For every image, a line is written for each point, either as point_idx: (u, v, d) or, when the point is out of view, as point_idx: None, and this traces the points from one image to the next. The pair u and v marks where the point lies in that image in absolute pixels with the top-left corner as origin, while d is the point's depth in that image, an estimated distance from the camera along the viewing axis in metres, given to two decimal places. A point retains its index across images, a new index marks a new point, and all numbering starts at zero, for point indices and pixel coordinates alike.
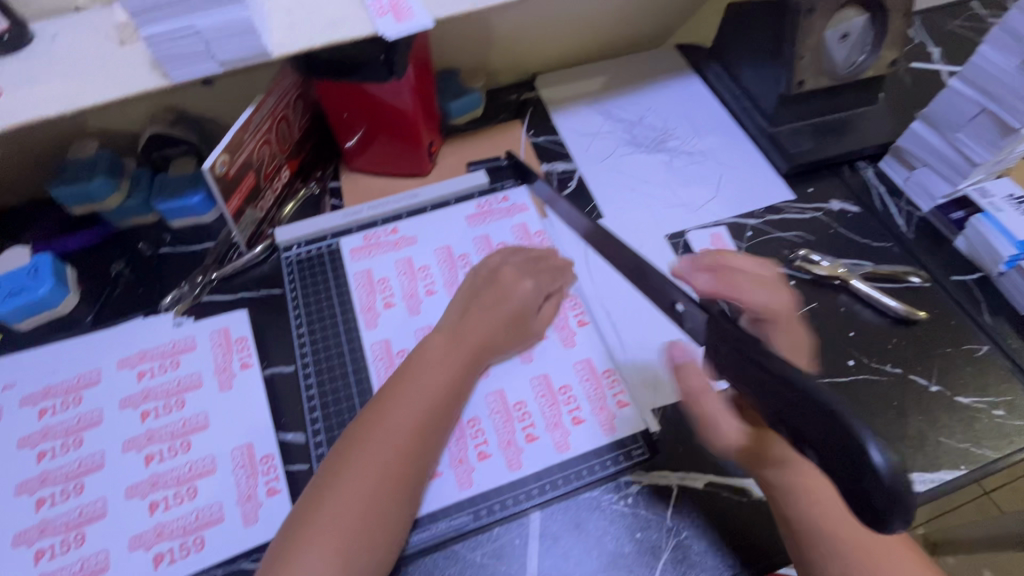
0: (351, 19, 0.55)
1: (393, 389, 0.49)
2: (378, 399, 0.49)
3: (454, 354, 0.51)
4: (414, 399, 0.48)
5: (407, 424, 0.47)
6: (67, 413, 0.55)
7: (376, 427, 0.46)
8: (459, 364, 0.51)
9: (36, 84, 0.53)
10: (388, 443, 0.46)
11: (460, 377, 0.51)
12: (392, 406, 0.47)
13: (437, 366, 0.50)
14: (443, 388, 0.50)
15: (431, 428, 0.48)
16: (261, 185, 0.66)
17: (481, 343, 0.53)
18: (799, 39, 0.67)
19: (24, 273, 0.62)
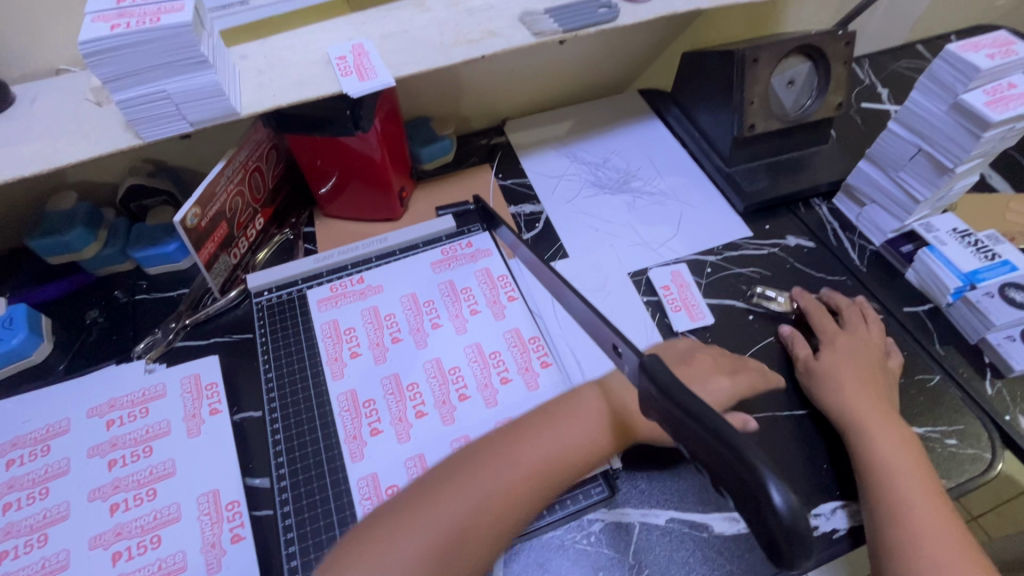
0: (318, 79, 0.58)
1: (458, 475, 0.49)
2: (445, 479, 0.49)
3: (533, 460, 0.50)
4: (479, 492, 0.47)
5: (490, 489, 0.48)
6: (34, 463, 0.55)
7: (428, 505, 0.47)
8: (564, 450, 0.51)
9: (14, 145, 0.55)
10: (439, 526, 0.45)
11: (537, 486, 0.49)
12: (472, 476, 0.48)
13: (514, 464, 0.49)
14: (513, 489, 0.48)
15: (489, 531, 0.46)
16: (234, 234, 0.68)
17: (568, 446, 0.51)
18: (747, 87, 0.72)
19: (0, 324, 0.63)
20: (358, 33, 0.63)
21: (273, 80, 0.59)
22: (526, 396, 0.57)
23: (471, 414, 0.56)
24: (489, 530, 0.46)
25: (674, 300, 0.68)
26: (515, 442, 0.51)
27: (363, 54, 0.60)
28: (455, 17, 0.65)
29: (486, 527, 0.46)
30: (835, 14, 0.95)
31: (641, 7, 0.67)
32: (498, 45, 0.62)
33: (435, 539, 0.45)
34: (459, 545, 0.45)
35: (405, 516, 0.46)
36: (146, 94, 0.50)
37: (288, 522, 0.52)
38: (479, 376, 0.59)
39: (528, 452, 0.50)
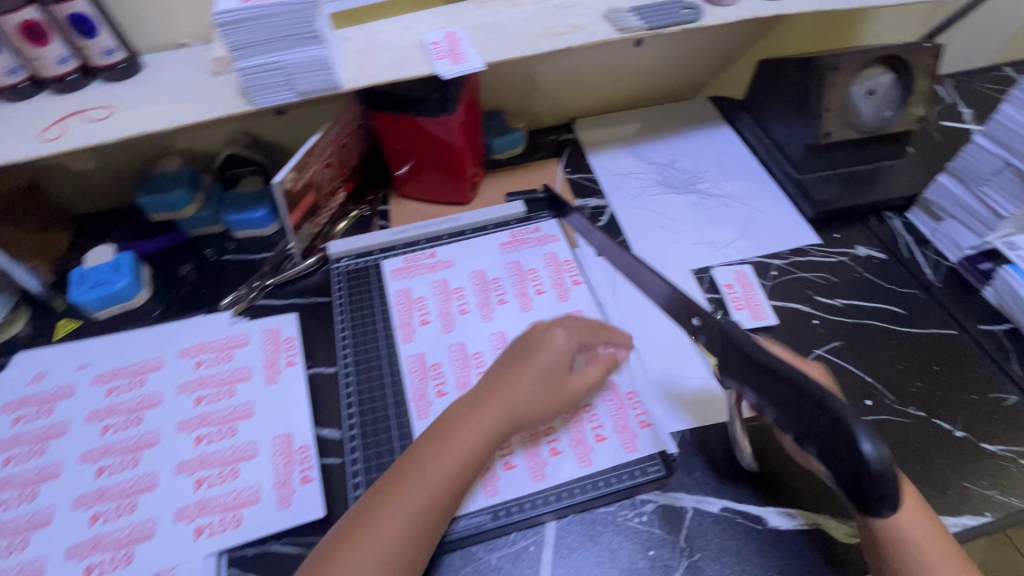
0: (415, 61, 0.62)
1: (432, 439, 0.48)
2: (421, 445, 0.48)
3: (506, 408, 0.51)
4: (456, 454, 0.48)
5: (435, 481, 0.46)
6: (131, 393, 0.60)
7: (413, 475, 0.46)
8: (489, 425, 0.50)
9: (142, 105, 0.61)
10: (425, 494, 0.45)
11: (505, 432, 0.51)
12: (419, 470, 0.46)
13: (487, 416, 0.50)
14: (484, 440, 0.49)
15: (465, 480, 0.48)
16: (319, 204, 0.73)
17: (539, 391, 0.53)
18: (824, 94, 0.72)
19: (108, 268, 0.69)
20: (452, 22, 0.67)
21: (371, 60, 0.63)
22: None
23: None
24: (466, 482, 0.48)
25: (737, 298, 0.69)
26: (486, 396, 0.51)
27: (455, 41, 0.64)
28: (542, 11, 0.68)
29: (463, 480, 0.48)
30: (919, 30, 0.93)
31: (723, 10, 0.68)
32: (583, 38, 0.65)
33: (423, 506, 0.45)
34: (445, 501, 0.46)
35: (392, 491, 0.45)
36: (263, 63, 0.55)
37: (356, 468, 0.55)
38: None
39: (496, 403, 0.51)
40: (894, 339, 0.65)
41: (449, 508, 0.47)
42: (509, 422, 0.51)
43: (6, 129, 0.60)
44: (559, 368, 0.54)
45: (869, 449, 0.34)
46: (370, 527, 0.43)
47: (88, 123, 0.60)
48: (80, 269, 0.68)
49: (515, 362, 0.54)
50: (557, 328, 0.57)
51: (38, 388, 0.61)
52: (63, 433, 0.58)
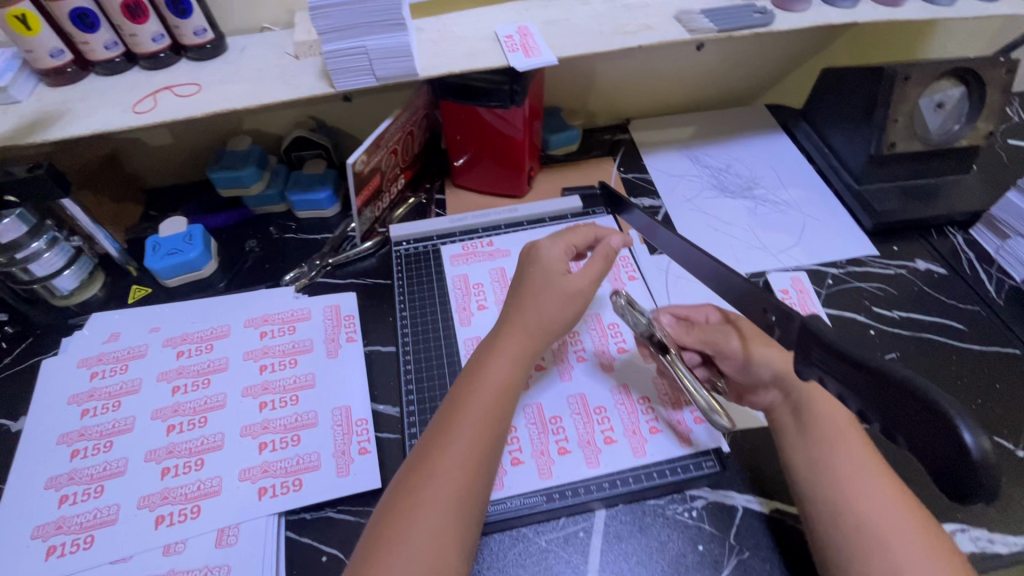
0: (488, 53, 0.64)
1: (468, 376, 0.49)
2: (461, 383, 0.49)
3: (525, 329, 0.51)
4: (492, 381, 0.48)
5: (484, 402, 0.47)
6: (199, 357, 0.63)
7: (464, 400, 0.47)
8: (517, 343, 0.50)
9: (227, 84, 0.64)
10: (475, 424, 0.46)
11: (533, 352, 0.51)
12: (467, 400, 0.47)
13: (513, 339, 0.51)
14: (513, 363, 0.50)
15: (509, 405, 0.48)
16: (382, 188, 0.75)
17: (551, 302, 0.53)
18: (892, 104, 0.71)
19: (181, 238, 0.72)
20: (523, 17, 0.69)
21: (445, 50, 0.65)
22: (642, 367, 0.61)
23: (588, 377, 0.60)
24: (509, 404, 0.48)
25: (793, 304, 0.68)
26: (507, 325, 0.52)
27: (528, 35, 0.65)
28: (613, 10, 0.69)
29: (507, 404, 0.48)
30: (989, 46, 0.92)
31: (793, 16, 0.69)
32: (653, 37, 0.65)
33: (476, 434, 0.45)
34: (496, 429, 0.46)
35: (444, 429, 0.45)
36: (348, 48, 0.57)
37: (414, 443, 0.57)
38: (596, 341, 0.63)
39: (517, 325, 0.52)
40: (954, 354, 0.64)
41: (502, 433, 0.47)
42: (532, 341, 0.51)
43: (101, 100, 0.63)
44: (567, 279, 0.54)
45: (969, 440, 0.31)
46: (431, 464, 0.43)
47: (177, 98, 0.63)
48: (155, 238, 0.71)
49: (527, 288, 0.54)
50: (559, 247, 0.57)
51: (113, 347, 0.64)
52: (136, 391, 0.60)
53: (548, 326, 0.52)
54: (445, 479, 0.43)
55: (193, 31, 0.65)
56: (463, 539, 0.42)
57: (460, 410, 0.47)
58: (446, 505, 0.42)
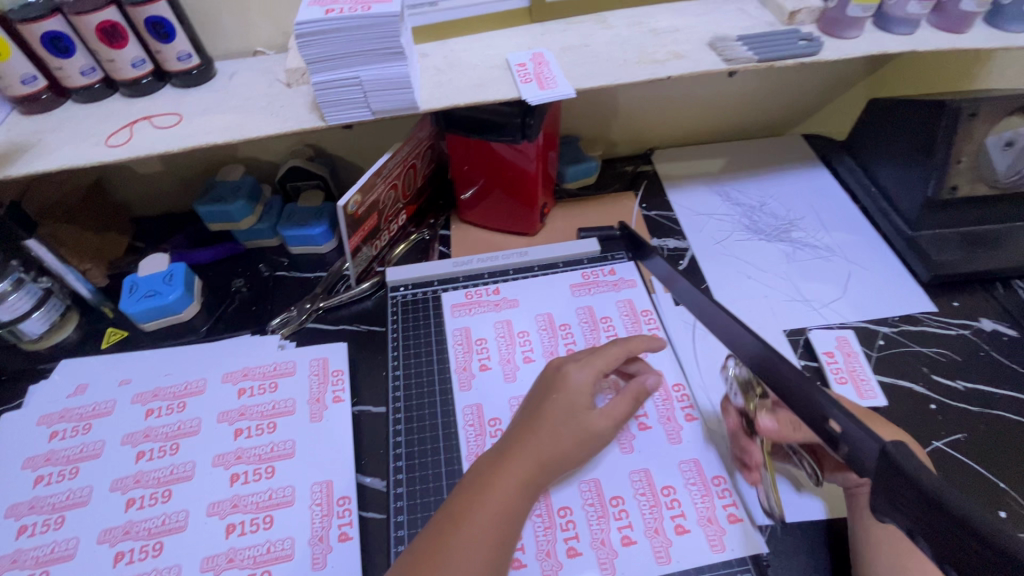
0: (498, 83, 0.57)
1: (462, 503, 0.41)
2: (452, 509, 0.41)
3: (537, 453, 0.44)
4: (492, 514, 0.40)
5: (481, 544, 0.39)
6: (170, 417, 0.57)
7: (455, 537, 0.39)
8: (526, 473, 0.43)
9: (211, 114, 0.58)
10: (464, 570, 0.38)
11: (540, 482, 0.44)
12: (459, 535, 0.39)
13: (523, 465, 0.43)
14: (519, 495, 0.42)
15: (505, 546, 0.40)
16: (380, 226, 0.69)
17: (573, 430, 0.45)
18: (956, 143, 0.63)
19: (161, 279, 0.66)
20: (539, 43, 0.62)
21: (451, 81, 0.59)
22: (667, 449, 0.52)
23: (603, 458, 0.51)
24: (506, 544, 0.40)
25: (839, 370, 0.60)
26: (515, 444, 0.44)
27: (543, 63, 0.58)
28: (638, 37, 0.63)
29: (503, 545, 0.40)
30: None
31: (844, 44, 0.61)
32: (684, 67, 0.58)
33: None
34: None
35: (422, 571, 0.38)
36: (339, 79, 0.51)
37: (400, 533, 0.49)
38: None
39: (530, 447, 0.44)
40: None
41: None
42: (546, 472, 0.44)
43: (75, 131, 0.58)
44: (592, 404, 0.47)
45: None
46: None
47: (156, 130, 0.57)
48: (134, 278, 0.65)
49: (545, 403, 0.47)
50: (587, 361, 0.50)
51: (78, 402, 0.58)
52: (96, 456, 0.54)
53: (566, 461, 0.45)
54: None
55: (176, 56, 0.59)
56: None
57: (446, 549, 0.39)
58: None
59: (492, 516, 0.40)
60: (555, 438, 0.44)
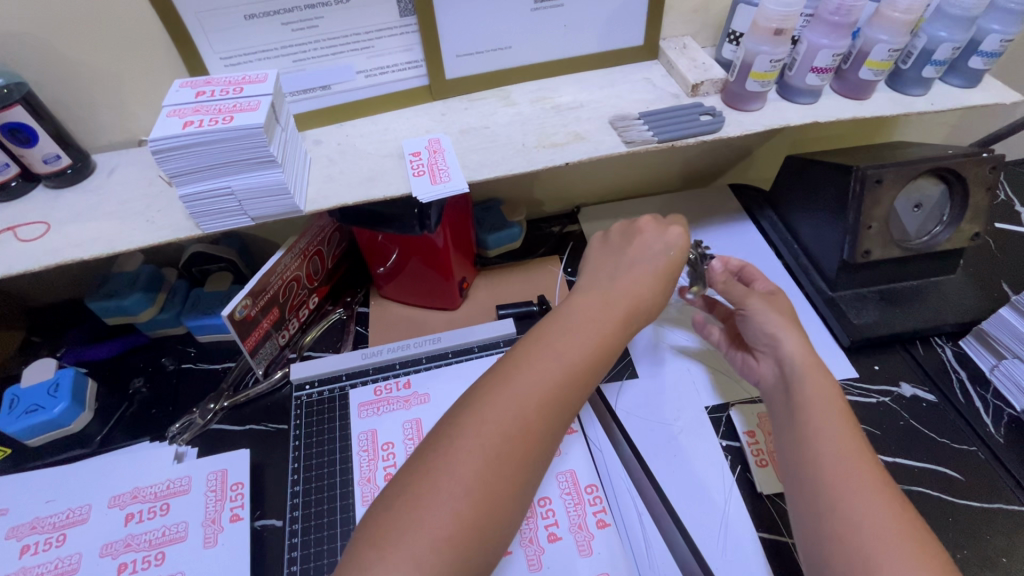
0: (390, 177, 0.55)
1: (491, 385, 0.41)
2: (479, 390, 0.41)
3: (642, 269, 0.49)
4: (599, 310, 0.45)
5: (590, 332, 0.44)
6: (47, 554, 0.52)
7: (562, 321, 0.44)
8: (643, 282, 0.48)
9: (84, 221, 0.55)
10: (484, 453, 0.38)
11: (651, 295, 0.48)
12: (570, 322, 0.44)
13: (559, 347, 0.43)
14: (554, 384, 0.41)
15: (621, 328, 0.45)
16: (286, 317, 0.65)
17: (626, 314, 0.46)
18: (865, 210, 0.63)
19: (45, 388, 0.61)
20: (437, 126, 0.60)
21: (342, 173, 0.56)
22: (577, 562, 0.51)
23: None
24: (538, 432, 0.39)
25: (760, 452, 0.58)
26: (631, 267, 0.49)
27: (438, 152, 0.56)
28: (540, 115, 0.61)
29: (535, 434, 0.39)
30: (949, 133, 0.86)
31: (746, 117, 0.60)
32: (583, 150, 0.56)
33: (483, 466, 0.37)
34: (515, 461, 0.38)
35: (440, 454, 0.38)
36: (209, 189, 0.48)
37: None
38: (524, 527, 0.52)
39: (564, 332, 0.44)
40: (951, 516, 0.54)
41: (522, 469, 0.38)
42: (589, 355, 0.43)
43: None
44: (655, 288, 0.48)
45: None
46: (417, 497, 0.36)
47: (21, 242, 0.53)
48: (15, 390, 0.61)
49: (596, 289, 0.48)
50: (644, 241, 0.51)
51: None
52: None
53: (617, 344, 0.45)
54: (423, 525, 0.35)
55: (42, 158, 0.55)
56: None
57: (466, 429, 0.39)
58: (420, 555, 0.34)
59: (602, 313, 0.45)
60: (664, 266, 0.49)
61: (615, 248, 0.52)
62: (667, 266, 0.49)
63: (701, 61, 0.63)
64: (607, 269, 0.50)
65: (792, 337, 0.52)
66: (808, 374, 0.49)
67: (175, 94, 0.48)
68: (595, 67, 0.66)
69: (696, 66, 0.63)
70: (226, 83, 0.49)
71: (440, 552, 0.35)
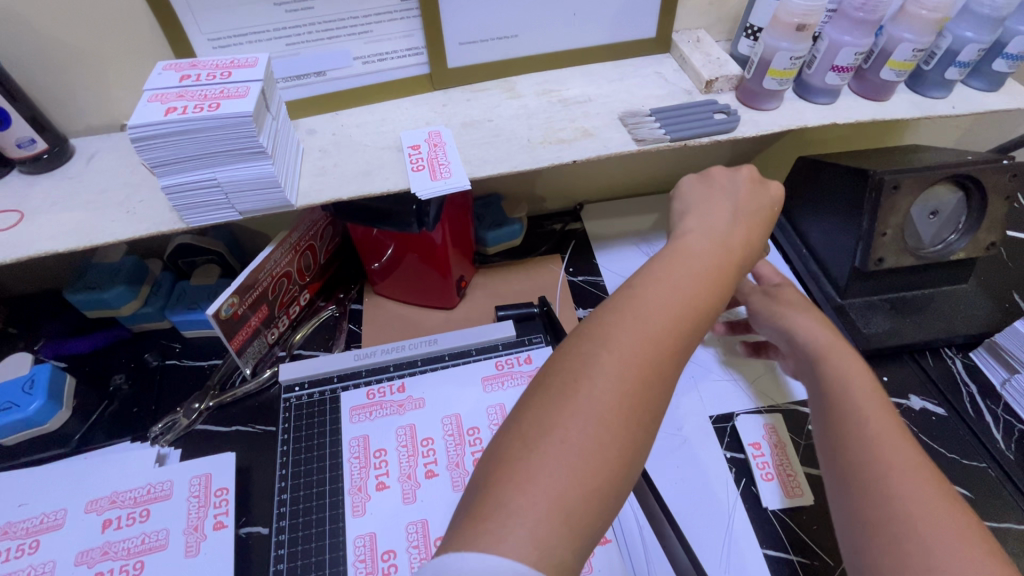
0: (387, 171, 0.52)
1: (620, 308, 0.34)
2: (604, 313, 0.34)
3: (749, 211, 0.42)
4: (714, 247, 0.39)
5: (712, 269, 0.37)
6: (19, 561, 0.50)
7: (678, 257, 0.38)
8: (749, 224, 0.42)
9: (61, 210, 0.51)
10: (615, 397, 0.30)
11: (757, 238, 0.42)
12: (685, 259, 0.37)
13: (681, 284, 0.36)
14: (689, 309, 0.35)
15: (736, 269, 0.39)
16: (275, 314, 0.63)
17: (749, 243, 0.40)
18: (881, 216, 0.61)
19: (20, 385, 0.58)
20: (437, 118, 0.57)
21: (336, 165, 0.53)
22: None
23: None
24: (675, 362, 0.33)
25: (765, 465, 0.57)
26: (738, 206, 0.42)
27: (438, 145, 0.53)
28: (546, 108, 0.58)
29: (672, 364, 0.33)
30: (962, 138, 0.84)
31: (761, 116, 0.57)
32: (591, 147, 0.54)
33: (626, 396, 0.31)
34: (657, 391, 0.32)
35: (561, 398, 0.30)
36: (192, 181, 0.45)
37: None
38: None
39: (690, 256, 0.38)
40: None
41: (661, 400, 0.32)
42: (721, 282, 0.37)
43: None
44: (768, 222, 0.43)
45: None
46: (554, 426, 0.29)
47: None
48: None
49: (699, 223, 0.41)
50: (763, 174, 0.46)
51: None
52: None
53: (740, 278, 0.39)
54: (564, 458, 0.28)
55: (16, 143, 0.51)
56: (580, 556, 0.28)
57: (597, 355, 0.32)
58: (566, 496, 0.28)
59: (718, 252, 0.38)
60: (760, 211, 0.43)
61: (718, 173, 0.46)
62: (767, 212, 0.44)
63: (716, 56, 0.60)
64: (715, 194, 0.44)
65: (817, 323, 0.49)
66: (836, 359, 0.45)
67: (158, 77, 0.45)
68: (603, 60, 0.63)
69: (710, 61, 0.60)
70: (212, 66, 0.46)
71: (586, 493, 0.28)
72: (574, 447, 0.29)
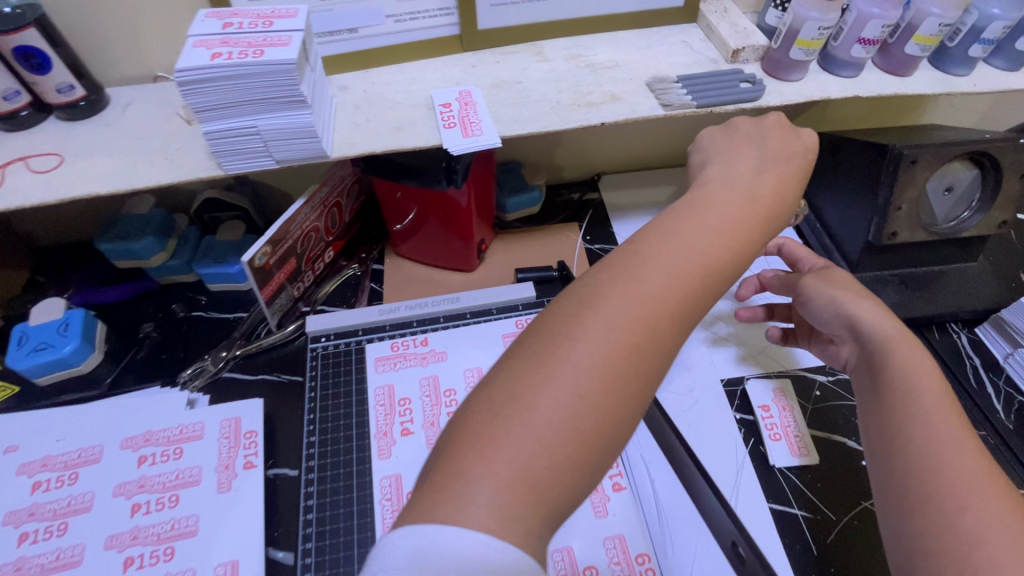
0: (419, 127, 0.53)
1: (613, 275, 0.33)
2: (597, 279, 0.33)
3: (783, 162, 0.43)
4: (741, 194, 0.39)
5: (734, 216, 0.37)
6: (60, 491, 0.52)
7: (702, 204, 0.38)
8: (781, 175, 0.42)
9: (99, 156, 0.52)
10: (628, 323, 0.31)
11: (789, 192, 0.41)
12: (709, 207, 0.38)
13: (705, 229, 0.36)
14: (714, 253, 0.35)
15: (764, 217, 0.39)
16: (302, 268, 0.64)
17: (767, 214, 0.39)
18: (897, 190, 0.62)
19: (55, 327, 0.60)
20: (466, 78, 0.58)
21: (369, 121, 0.54)
22: (591, 522, 0.51)
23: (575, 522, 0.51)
24: (666, 337, 0.32)
25: (773, 426, 0.59)
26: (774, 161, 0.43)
27: (469, 104, 0.54)
28: (574, 73, 0.59)
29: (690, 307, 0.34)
30: (980, 120, 0.84)
31: (785, 87, 0.58)
32: (619, 111, 0.55)
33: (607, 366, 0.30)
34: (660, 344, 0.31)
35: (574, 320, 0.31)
36: (234, 128, 0.46)
37: None
38: None
39: (714, 208, 0.38)
40: None
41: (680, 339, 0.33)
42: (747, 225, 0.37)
43: None
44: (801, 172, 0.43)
45: None
46: (529, 392, 0.29)
47: (34, 174, 0.51)
48: (22, 327, 0.59)
49: (731, 175, 0.41)
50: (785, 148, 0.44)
51: None
52: None
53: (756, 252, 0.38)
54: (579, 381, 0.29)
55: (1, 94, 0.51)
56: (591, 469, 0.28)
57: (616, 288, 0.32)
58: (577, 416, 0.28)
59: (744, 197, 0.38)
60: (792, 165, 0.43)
61: (750, 133, 0.46)
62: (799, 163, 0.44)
63: (743, 27, 0.61)
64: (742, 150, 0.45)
65: (853, 294, 0.51)
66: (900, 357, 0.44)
67: (201, 23, 0.46)
68: (631, 27, 0.64)
69: (737, 31, 0.60)
70: (254, 15, 0.47)
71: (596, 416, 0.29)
72: (548, 416, 0.28)
